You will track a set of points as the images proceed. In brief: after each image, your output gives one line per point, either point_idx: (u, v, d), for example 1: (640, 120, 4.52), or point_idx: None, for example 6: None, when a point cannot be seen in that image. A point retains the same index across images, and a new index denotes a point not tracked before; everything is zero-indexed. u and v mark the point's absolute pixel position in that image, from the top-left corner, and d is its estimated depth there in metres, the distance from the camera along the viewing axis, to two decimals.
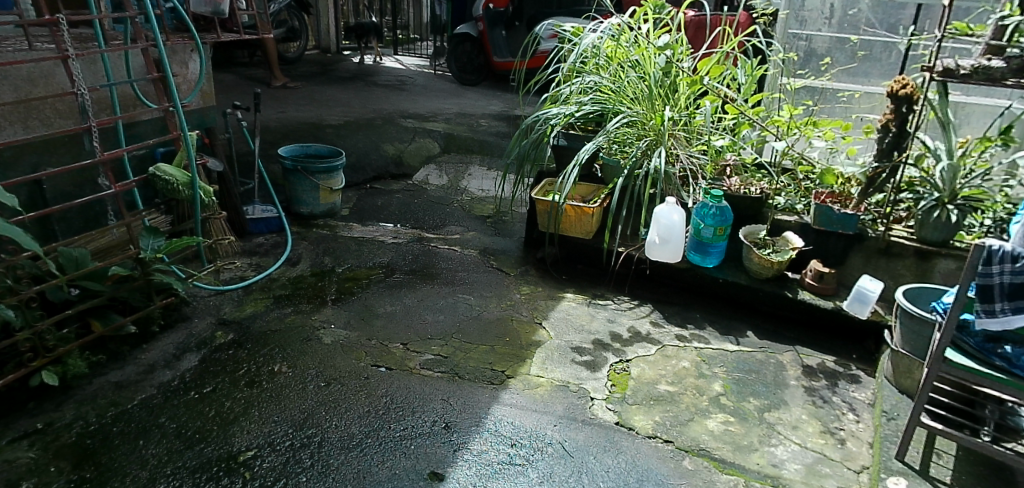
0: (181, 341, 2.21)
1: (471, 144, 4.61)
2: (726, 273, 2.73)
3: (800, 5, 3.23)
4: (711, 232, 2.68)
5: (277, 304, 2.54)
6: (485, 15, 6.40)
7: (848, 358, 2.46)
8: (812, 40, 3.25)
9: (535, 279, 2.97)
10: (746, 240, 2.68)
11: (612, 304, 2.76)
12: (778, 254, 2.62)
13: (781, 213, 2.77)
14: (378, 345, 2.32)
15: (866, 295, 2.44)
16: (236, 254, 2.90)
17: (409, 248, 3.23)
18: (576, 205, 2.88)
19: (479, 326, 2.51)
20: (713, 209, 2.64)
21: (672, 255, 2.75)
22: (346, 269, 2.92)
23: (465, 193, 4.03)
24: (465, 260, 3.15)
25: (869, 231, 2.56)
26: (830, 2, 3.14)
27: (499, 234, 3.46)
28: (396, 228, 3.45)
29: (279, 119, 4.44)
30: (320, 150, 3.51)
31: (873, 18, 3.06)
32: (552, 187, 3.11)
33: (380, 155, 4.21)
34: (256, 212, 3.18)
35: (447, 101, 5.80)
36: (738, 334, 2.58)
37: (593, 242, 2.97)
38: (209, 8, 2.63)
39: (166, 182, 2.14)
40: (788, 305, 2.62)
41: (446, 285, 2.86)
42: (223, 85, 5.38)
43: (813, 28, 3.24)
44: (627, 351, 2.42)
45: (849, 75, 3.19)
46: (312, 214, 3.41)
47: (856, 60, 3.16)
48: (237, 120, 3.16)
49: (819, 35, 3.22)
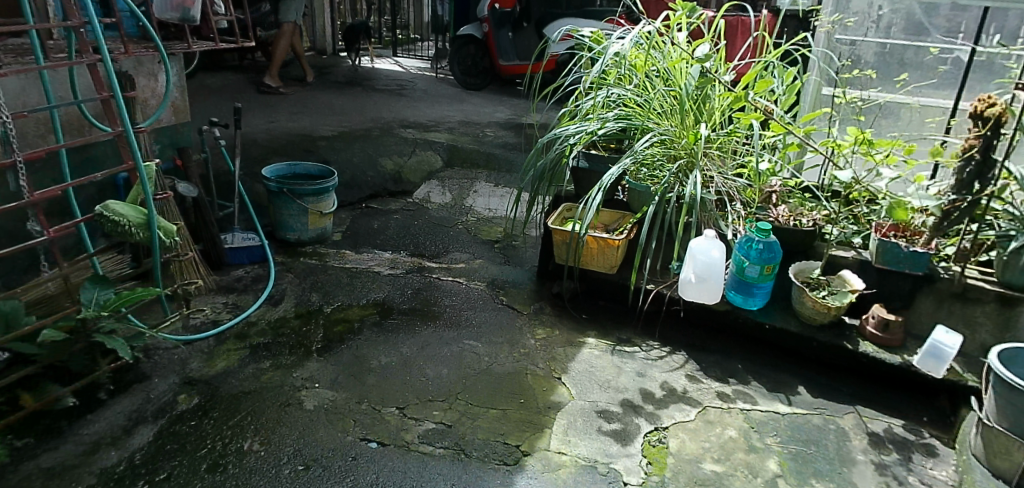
0: (135, 409, 1.86)
1: (477, 156, 4.26)
2: (773, 318, 2.36)
3: (844, 7, 2.87)
4: (756, 271, 2.32)
5: (253, 356, 2.18)
6: (491, 16, 6.07)
7: (918, 422, 2.11)
8: (857, 46, 2.89)
9: (550, 319, 2.61)
10: (797, 280, 2.34)
11: (641, 352, 2.39)
12: (835, 298, 2.27)
13: (836, 248, 2.43)
14: (369, 410, 1.96)
15: (942, 351, 2.07)
16: (212, 292, 2.55)
17: (408, 280, 2.88)
18: (600, 236, 2.52)
19: (489, 383, 2.15)
20: (760, 245, 2.29)
21: (710, 296, 2.39)
22: (336, 308, 2.57)
23: (470, 213, 3.68)
24: (471, 294, 2.80)
25: (941, 272, 2.22)
26: (877, 5, 2.79)
27: (508, 263, 3.11)
28: (394, 256, 3.10)
29: (267, 130, 4.09)
30: (310, 170, 3.16)
31: (929, 21, 2.70)
32: (570, 213, 2.76)
33: (377, 171, 3.86)
34: (236, 240, 2.83)
35: (451, 107, 5.45)
36: (789, 391, 2.22)
37: (617, 278, 2.61)
38: (176, 14, 2.24)
39: (115, 223, 1.78)
40: (845, 357, 2.26)
41: (449, 327, 2.51)
42: (210, 91, 5.04)
43: (857, 33, 2.88)
44: (662, 415, 2.06)
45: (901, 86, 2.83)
46: (300, 240, 3.07)
47: (909, 69, 2.80)
48: (214, 138, 2.81)
49: (864, 41, 2.86)
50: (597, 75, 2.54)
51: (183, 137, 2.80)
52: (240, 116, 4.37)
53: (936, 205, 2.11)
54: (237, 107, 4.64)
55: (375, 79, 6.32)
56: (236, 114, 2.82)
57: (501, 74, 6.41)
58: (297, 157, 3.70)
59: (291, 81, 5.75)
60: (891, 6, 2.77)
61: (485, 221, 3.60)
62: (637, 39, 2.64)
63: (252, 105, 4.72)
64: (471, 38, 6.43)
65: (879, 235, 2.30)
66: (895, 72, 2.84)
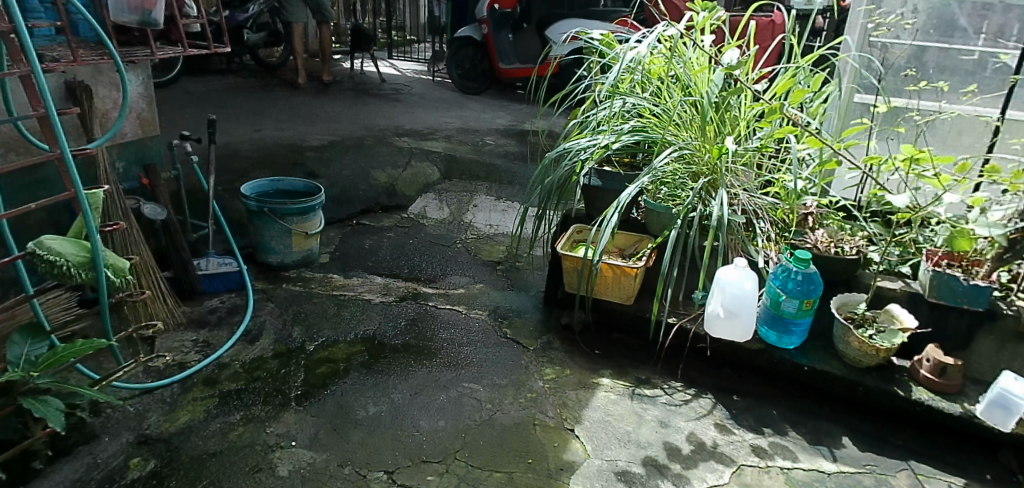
0: (77, 480, 1.59)
1: (476, 167, 3.98)
2: (812, 359, 2.10)
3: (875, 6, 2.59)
4: (795, 306, 2.05)
5: (223, 406, 1.90)
6: (490, 17, 5.80)
7: (984, 483, 1.84)
8: (888, 49, 2.62)
9: (559, 356, 2.34)
10: (839, 316, 2.08)
11: (663, 397, 2.12)
12: (884, 338, 2.00)
13: (881, 278, 2.18)
14: (353, 476, 1.69)
15: (1012, 401, 1.83)
16: (181, 327, 2.28)
17: (401, 310, 2.61)
18: (616, 264, 2.25)
19: (491, 437, 1.88)
20: (798, 277, 2.03)
21: (741, 333, 2.12)
22: (320, 346, 2.29)
23: (470, 231, 3.40)
24: (471, 326, 2.52)
25: (1004, 308, 1.98)
26: (913, 4, 2.52)
27: (511, 288, 2.84)
28: (386, 281, 2.82)
29: (251, 140, 3.82)
30: (295, 185, 2.90)
31: (968, 22, 2.45)
32: (581, 237, 2.49)
33: (369, 184, 3.58)
34: (211, 266, 2.56)
35: (449, 114, 5.18)
36: (833, 445, 1.95)
37: (634, 309, 2.34)
38: (137, 17, 1.98)
39: (51, 264, 1.52)
40: (896, 405, 1.99)
41: (445, 366, 2.24)
42: (194, 98, 4.78)
43: (889, 35, 2.60)
44: (691, 478, 1.78)
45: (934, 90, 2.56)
46: (282, 263, 2.80)
47: (945, 74, 2.54)
48: (185, 153, 2.52)
49: (897, 43, 2.59)
50: (613, 84, 2.25)
51: (151, 153, 2.53)
52: (224, 125, 4.10)
53: (1005, 233, 1.85)
54: (222, 115, 4.37)
55: (369, 84, 6.05)
56: (210, 126, 2.54)
57: (501, 78, 6.14)
58: (283, 170, 3.43)
59: (281, 87, 5.49)
60: (927, 6, 2.50)
61: (487, 239, 3.33)
62: (660, 45, 2.36)
63: (237, 113, 4.46)
64: (469, 40, 6.16)
65: (931, 264, 2.04)
66: (930, 75, 2.57)
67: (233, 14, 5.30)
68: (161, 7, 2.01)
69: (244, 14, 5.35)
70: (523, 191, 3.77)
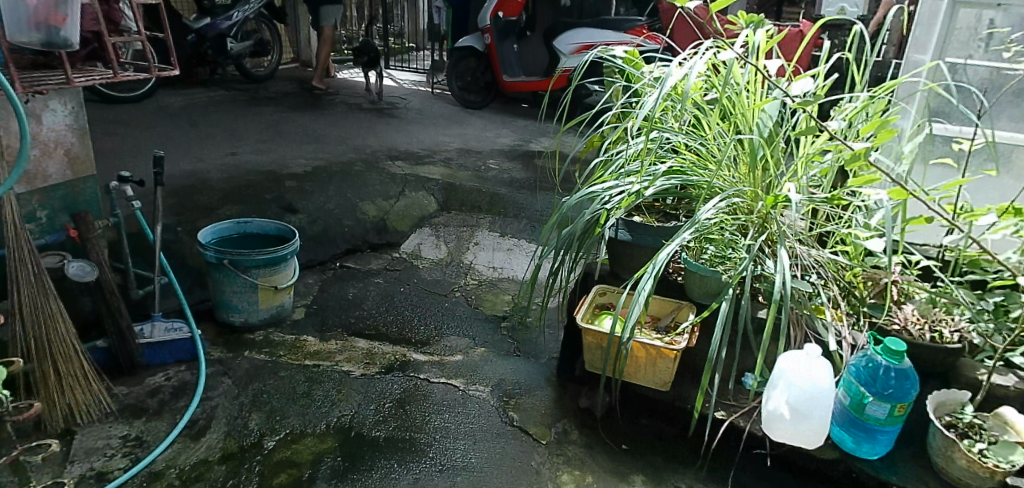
0: None
1: (478, 197, 3.55)
2: (902, 475, 1.65)
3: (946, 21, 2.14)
4: (883, 412, 1.61)
5: None
6: (494, 25, 5.35)
7: None
8: (962, 72, 2.17)
9: (578, 452, 1.89)
10: (937, 422, 1.62)
11: None
12: (998, 455, 1.55)
13: (992, 375, 1.73)
14: None
15: None
16: (111, 418, 1.86)
17: (386, 384, 2.16)
18: (651, 344, 1.81)
19: None
20: (888, 373, 1.60)
21: (810, 439, 1.68)
22: (281, 443, 1.85)
23: (469, 275, 2.97)
24: (470, 408, 2.07)
25: None
26: (988, 18, 2.08)
27: (519, 354, 2.39)
28: (371, 345, 2.37)
29: (224, 167, 3.41)
30: (266, 227, 2.49)
31: None
32: (607, 302, 2.05)
33: (355, 219, 3.15)
34: (157, 331, 2.13)
35: (448, 132, 4.76)
36: None
37: (672, 397, 1.89)
38: (41, 37, 1.54)
39: None
40: None
41: (436, 469, 1.79)
42: (169, 114, 4.39)
43: (961, 55, 2.16)
44: None
45: (1015, 120, 2.13)
46: (247, 323, 2.36)
47: None
48: (128, 199, 2.06)
49: (972, 65, 2.14)
50: (652, 119, 1.80)
51: (87, 197, 2.10)
52: (197, 148, 3.69)
53: None
54: (197, 135, 3.96)
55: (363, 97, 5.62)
56: (157, 165, 2.10)
57: (506, 91, 5.71)
58: (257, 204, 3.00)
59: (267, 100, 5.08)
60: (1007, 20, 2.06)
61: (489, 286, 2.89)
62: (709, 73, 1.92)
63: (214, 133, 4.05)
64: (471, 50, 5.70)
65: None
66: (1008, 103, 2.14)
67: (214, 21, 4.85)
68: (71, 20, 1.58)
69: (227, 21, 4.91)
70: (530, 226, 3.33)
